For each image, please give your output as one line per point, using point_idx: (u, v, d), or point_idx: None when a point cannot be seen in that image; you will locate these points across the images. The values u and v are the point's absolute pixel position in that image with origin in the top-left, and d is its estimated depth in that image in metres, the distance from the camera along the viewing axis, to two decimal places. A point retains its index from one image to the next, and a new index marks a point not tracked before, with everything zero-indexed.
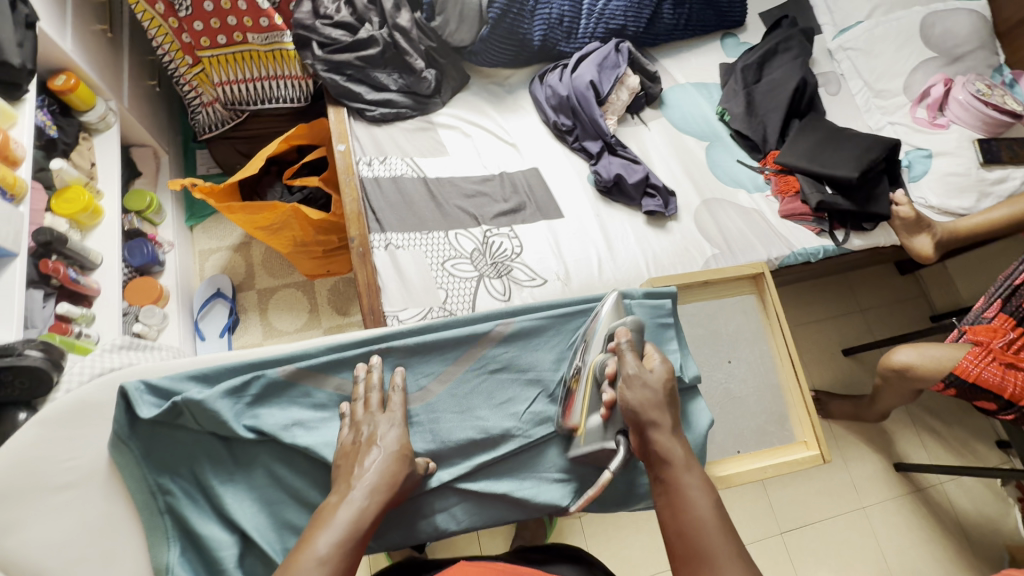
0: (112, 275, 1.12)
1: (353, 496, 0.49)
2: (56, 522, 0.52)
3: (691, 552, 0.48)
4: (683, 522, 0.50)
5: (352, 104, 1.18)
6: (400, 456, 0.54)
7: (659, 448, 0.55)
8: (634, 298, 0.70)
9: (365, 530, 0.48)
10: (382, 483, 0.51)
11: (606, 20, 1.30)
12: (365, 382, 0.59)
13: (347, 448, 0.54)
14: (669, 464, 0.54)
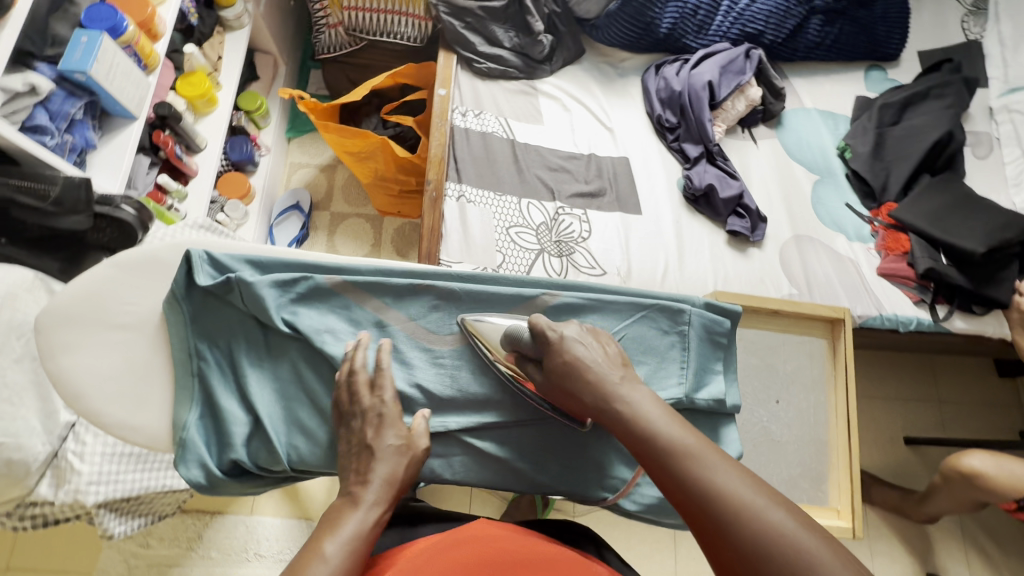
0: (211, 161, 1.19)
1: (363, 500, 0.50)
2: (103, 356, 0.56)
3: (703, 510, 0.43)
4: (694, 495, 0.44)
5: (463, 52, 1.17)
6: (410, 457, 0.53)
7: (633, 425, 0.48)
8: (695, 306, 0.63)
9: (372, 530, 0.49)
10: (391, 479, 0.51)
11: (743, 22, 1.21)
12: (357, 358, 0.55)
13: (358, 444, 0.53)
14: (649, 437, 0.47)
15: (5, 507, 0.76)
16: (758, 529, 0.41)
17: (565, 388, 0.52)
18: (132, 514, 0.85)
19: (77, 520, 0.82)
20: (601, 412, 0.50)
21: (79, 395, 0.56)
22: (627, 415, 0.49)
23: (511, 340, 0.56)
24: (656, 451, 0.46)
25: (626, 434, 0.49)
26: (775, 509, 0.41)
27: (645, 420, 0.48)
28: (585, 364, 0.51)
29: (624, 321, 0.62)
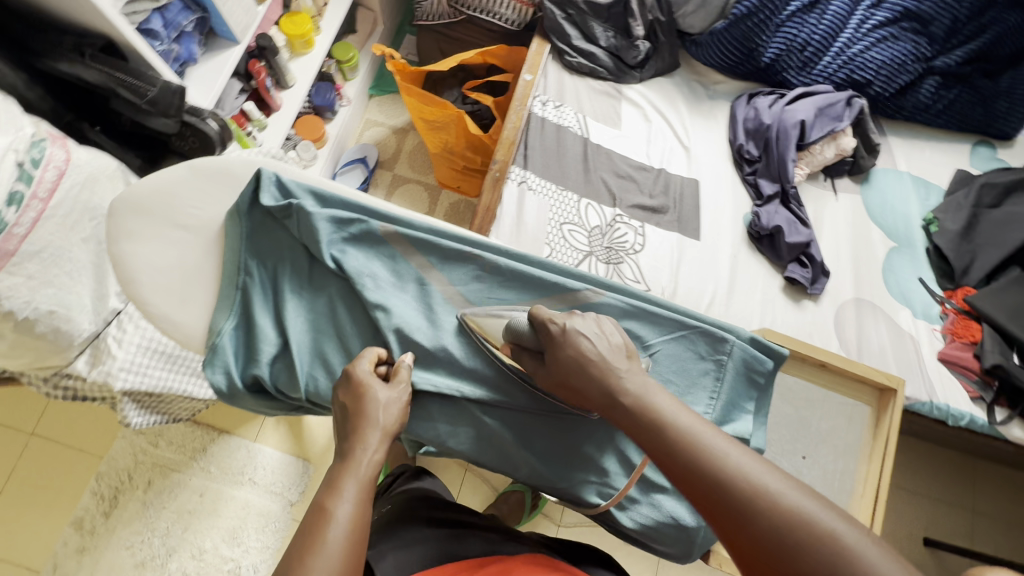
0: (296, 99, 1.22)
1: (361, 457, 0.50)
2: (161, 250, 0.59)
3: (716, 495, 0.41)
4: (707, 481, 0.42)
5: (557, 42, 1.16)
6: (396, 414, 0.53)
7: (642, 416, 0.47)
8: (740, 339, 0.60)
9: (370, 475, 0.49)
10: (383, 430, 0.52)
11: (852, 68, 1.14)
12: (370, 359, 0.55)
13: (344, 406, 0.53)
14: (658, 427, 0.46)
15: (44, 372, 0.81)
16: (775, 511, 0.39)
17: (568, 378, 0.51)
18: (150, 409, 0.89)
19: (100, 402, 0.86)
20: (608, 404, 0.49)
21: (131, 280, 0.58)
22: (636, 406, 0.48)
23: (512, 332, 0.55)
24: (664, 441, 0.45)
25: (634, 425, 0.48)
26: (792, 489, 0.40)
27: (655, 410, 0.47)
28: (587, 352, 0.51)
29: (660, 336, 0.60)
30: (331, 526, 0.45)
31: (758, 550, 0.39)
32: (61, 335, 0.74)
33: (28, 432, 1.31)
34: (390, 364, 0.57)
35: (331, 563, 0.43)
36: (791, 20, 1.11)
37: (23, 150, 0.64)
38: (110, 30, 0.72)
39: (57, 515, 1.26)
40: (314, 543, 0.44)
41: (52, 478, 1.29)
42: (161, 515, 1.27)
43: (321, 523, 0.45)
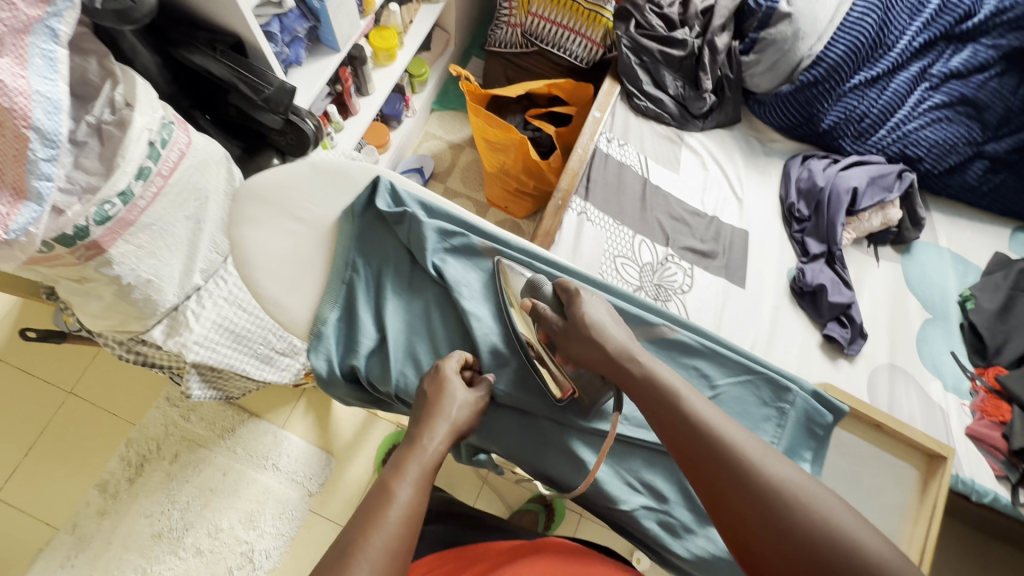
0: (373, 106, 1.28)
1: (427, 445, 0.51)
2: (277, 238, 0.63)
3: (713, 461, 0.47)
4: (707, 448, 0.48)
5: (627, 85, 1.22)
6: (467, 414, 0.55)
7: (655, 390, 0.52)
8: (802, 390, 0.63)
9: (433, 466, 0.50)
10: (452, 425, 0.53)
11: (906, 143, 1.18)
12: (456, 359, 0.58)
13: (425, 394, 0.55)
14: (668, 401, 0.51)
15: (122, 335, 0.85)
16: (764, 481, 0.45)
17: (585, 345, 0.56)
18: (210, 383, 0.92)
19: (166, 371, 0.90)
20: (624, 375, 0.55)
21: (246, 263, 0.62)
22: (650, 380, 0.53)
23: (531, 289, 0.61)
24: (674, 415, 0.50)
25: (644, 398, 0.53)
26: (781, 463, 0.46)
27: (665, 384, 0.52)
28: (597, 320, 0.57)
29: (727, 377, 0.63)
30: (391, 507, 0.45)
31: (749, 509, 0.44)
32: (148, 303, 0.78)
33: (66, 390, 1.35)
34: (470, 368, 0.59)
35: (387, 545, 0.43)
36: (853, 92, 1.16)
37: (156, 130, 0.69)
38: (243, 30, 0.78)
39: (83, 476, 1.29)
40: (375, 520, 0.44)
41: (83, 438, 1.32)
42: (183, 489, 1.29)
43: (384, 502, 0.45)
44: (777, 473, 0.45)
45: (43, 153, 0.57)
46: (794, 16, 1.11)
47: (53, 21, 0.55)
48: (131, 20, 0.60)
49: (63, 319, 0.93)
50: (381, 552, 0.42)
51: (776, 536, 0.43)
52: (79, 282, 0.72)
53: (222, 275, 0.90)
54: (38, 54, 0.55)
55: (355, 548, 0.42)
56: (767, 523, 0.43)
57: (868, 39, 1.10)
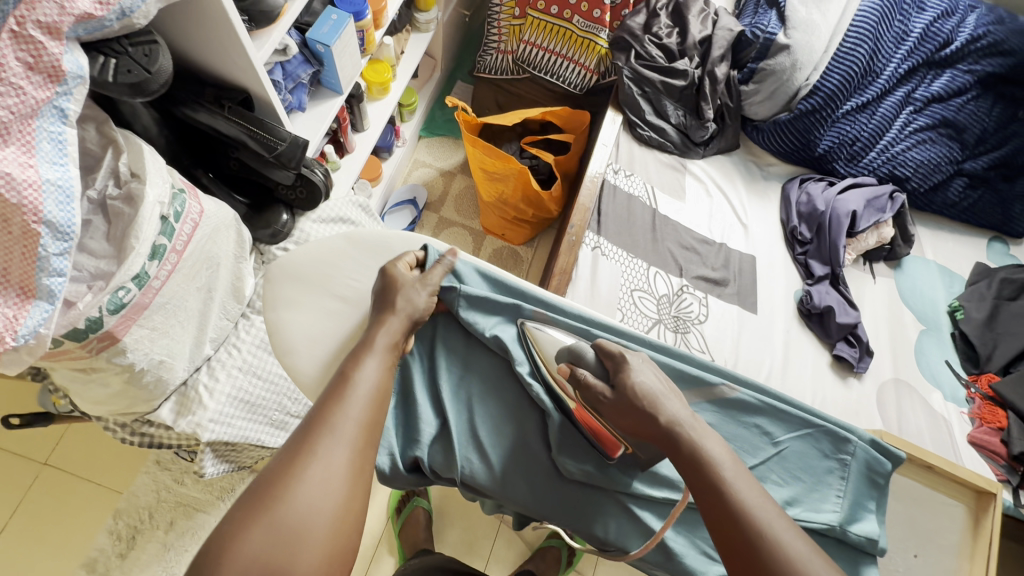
0: (368, 142, 1.22)
1: (385, 332, 0.54)
2: (318, 320, 0.60)
3: (755, 555, 0.45)
4: (751, 539, 0.45)
5: (630, 115, 1.22)
6: (423, 306, 0.58)
7: (699, 463, 0.49)
8: (860, 440, 0.63)
9: (393, 346, 0.53)
10: (409, 317, 0.56)
11: (895, 163, 1.22)
12: (404, 262, 0.60)
13: (380, 291, 0.57)
14: (715, 478, 0.48)
15: (125, 418, 0.77)
16: None
17: (628, 409, 0.53)
18: (224, 458, 0.86)
19: (174, 449, 0.83)
20: (667, 444, 0.51)
21: (289, 351, 0.58)
22: (697, 451, 0.50)
23: (572, 354, 0.58)
24: (719, 496, 0.47)
25: (687, 465, 0.50)
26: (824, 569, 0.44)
27: (710, 459, 0.49)
28: (648, 386, 0.53)
29: (788, 433, 0.63)
30: (354, 384, 0.49)
31: None
32: (160, 384, 0.72)
33: (41, 461, 1.23)
34: (421, 264, 0.62)
35: (354, 419, 0.46)
36: (845, 117, 1.21)
37: (168, 203, 0.64)
38: (253, 86, 0.73)
39: (66, 555, 1.17)
40: (340, 402, 0.47)
41: (63, 514, 1.20)
42: (182, 559, 1.20)
43: (345, 383, 0.48)
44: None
45: (55, 248, 0.50)
46: (792, 48, 1.15)
47: (63, 101, 0.49)
48: (146, 92, 0.55)
49: (50, 400, 0.85)
50: (350, 426, 0.46)
51: None
52: (83, 373, 0.66)
53: (233, 341, 0.84)
54: (46, 138, 0.49)
55: (323, 424, 0.45)
56: None
57: (860, 69, 1.15)
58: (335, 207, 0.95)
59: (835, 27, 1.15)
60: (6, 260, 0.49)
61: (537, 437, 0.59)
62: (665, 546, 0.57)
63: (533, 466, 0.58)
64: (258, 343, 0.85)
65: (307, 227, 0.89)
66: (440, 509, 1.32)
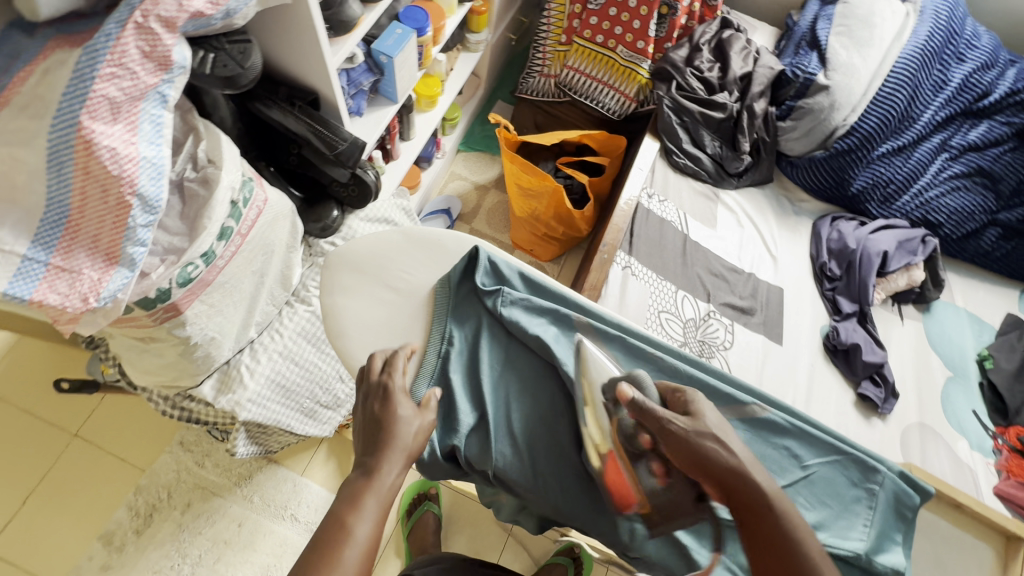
0: (413, 151, 1.28)
1: (383, 478, 0.50)
2: (372, 308, 0.65)
3: None
4: None
5: (668, 142, 1.26)
6: (417, 434, 0.54)
7: (789, 541, 0.48)
8: (889, 470, 0.63)
9: (392, 491, 0.50)
10: (406, 455, 0.52)
11: (928, 209, 1.23)
12: (400, 377, 0.57)
13: (374, 418, 0.54)
14: (797, 553, 0.47)
15: (169, 391, 0.81)
16: None
17: (709, 473, 0.51)
18: (254, 440, 0.89)
19: (210, 426, 0.86)
20: (761, 518, 0.49)
21: (341, 334, 0.64)
22: (787, 525, 0.49)
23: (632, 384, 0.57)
24: (794, 557, 0.47)
25: (776, 544, 0.48)
26: None
27: (784, 519, 0.49)
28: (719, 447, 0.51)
29: (817, 457, 0.64)
30: (349, 546, 0.45)
31: None
32: (207, 360, 0.76)
33: (72, 432, 1.27)
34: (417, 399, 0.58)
35: None
36: (880, 159, 1.22)
37: (239, 189, 0.68)
38: (323, 88, 0.78)
39: (85, 527, 1.20)
40: (332, 562, 0.44)
41: (87, 485, 1.24)
42: (195, 541, 1.22)
43: (339, 538, 0.45)
44: None
45: (142, 219, 0.54)
46: (831, 89, 1.18)
47: (165, 87, 0.53)
48: (236, 86, 0.60)
49: (99, 369, 0.89)
50: None
51: None
52: (142, 342, 0.70)
53: (276, 327, 0.88)
54: (146, 120, 0.53)
55: None
56: None
57: (898, 113, 1.18)
58: (378, 207, 1.00)
59: (875, 71, 1.18)
60: (98, 226, 0.53)
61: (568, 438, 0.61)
62: (689, 557, 0.57)
63: (563, 460, 0.60)
64: (299, 331, 0.89)
65: (354, 226, 0.95)
66: (449, 515, 1.32)
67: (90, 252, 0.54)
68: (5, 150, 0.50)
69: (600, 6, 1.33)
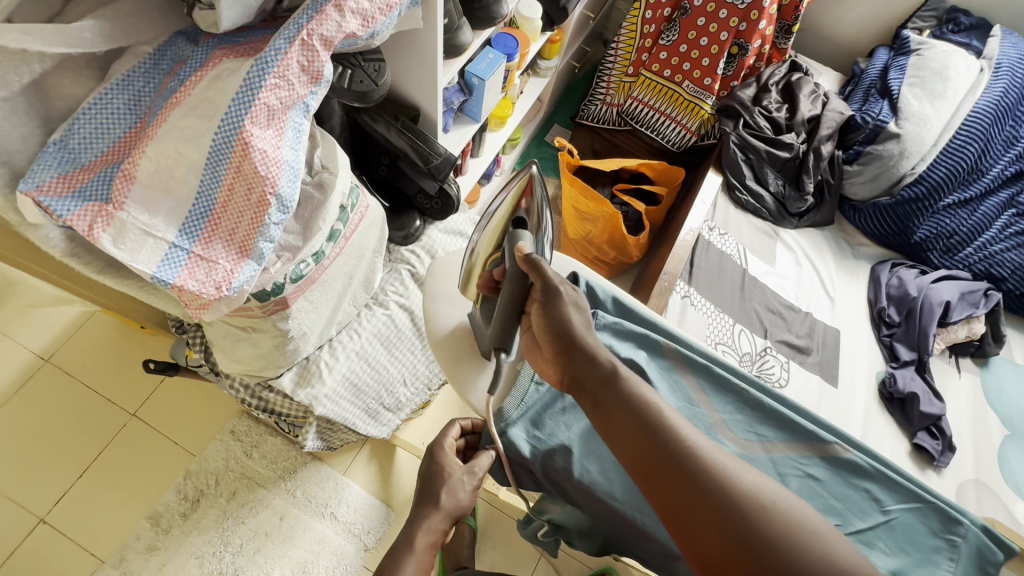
0: (480, 168, 1.32)
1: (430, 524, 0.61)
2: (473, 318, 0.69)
3: (667, 459, 0.48)
4: (665, 444, 0.49)
5: (731, 178, 1.28)
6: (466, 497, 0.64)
7: (630, 402, 0.52)
8: (973, 523, 0.63)
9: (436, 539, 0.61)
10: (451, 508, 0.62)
11: (992, 262, 1.21)
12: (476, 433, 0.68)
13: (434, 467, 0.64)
14: (637, 402, 0.52)
15: (251, 381, 0.85)
16: (736, 486, 0.45)
17: (559, 345, 0.57)
18: (320, 435, 0.93)
19: (283, 418, 0.90)
20: (605, 388, 0.54)
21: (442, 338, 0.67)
22: (627, 389, 0.53)
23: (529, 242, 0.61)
24: (634, 404, 0.52)
25: (615, 406, 0.52)
26: (747, 476, 0.46)
27: (623, 376, 0.54)
28: (572, 321, 0.57)
29: (898, 503, 0.64)
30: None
31: (706, 504, 0.45)
32: (293, 353, 0.79)
33: (130, 411, 1.29)
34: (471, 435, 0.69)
35: None
36: (945, 210, 1.23)
37: (348, 195, 0.72)
38: (425, 104, 0.83)
39: (135, 506, 1.21)
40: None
41: (140, 465, 1.25)
42: (238, 530, 1.22)
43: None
44: (749, 482, 0.46)
45: (275, 217, 0.58)
46: (902, 137, 1.20)
47: (310, 99, 0.57)
48: (368, 100, 0.65)
49: (184, 352, 0.93)
50: None
51: (738, 532, 0.43)
52: (243, 331, 0.73)
53: (354, 327, 0.92)
54: (290, 127, 0.57)
55: None
56: (723, 514, 0.44)
57: (967, 166, 1.19)
58: (453, 222, 1.03)
59: (946, 124, 1.20)
60: (237, 220, 0.57)
61: None
62: None
63: None
64: (375, 333, 0.93)
65: (431, 237, 0.99)
66: (484, 530, 1.31)
67: (226, 244, 0.57)
68: (171, 145, 0.54)
69: (672, 42, 1.37)
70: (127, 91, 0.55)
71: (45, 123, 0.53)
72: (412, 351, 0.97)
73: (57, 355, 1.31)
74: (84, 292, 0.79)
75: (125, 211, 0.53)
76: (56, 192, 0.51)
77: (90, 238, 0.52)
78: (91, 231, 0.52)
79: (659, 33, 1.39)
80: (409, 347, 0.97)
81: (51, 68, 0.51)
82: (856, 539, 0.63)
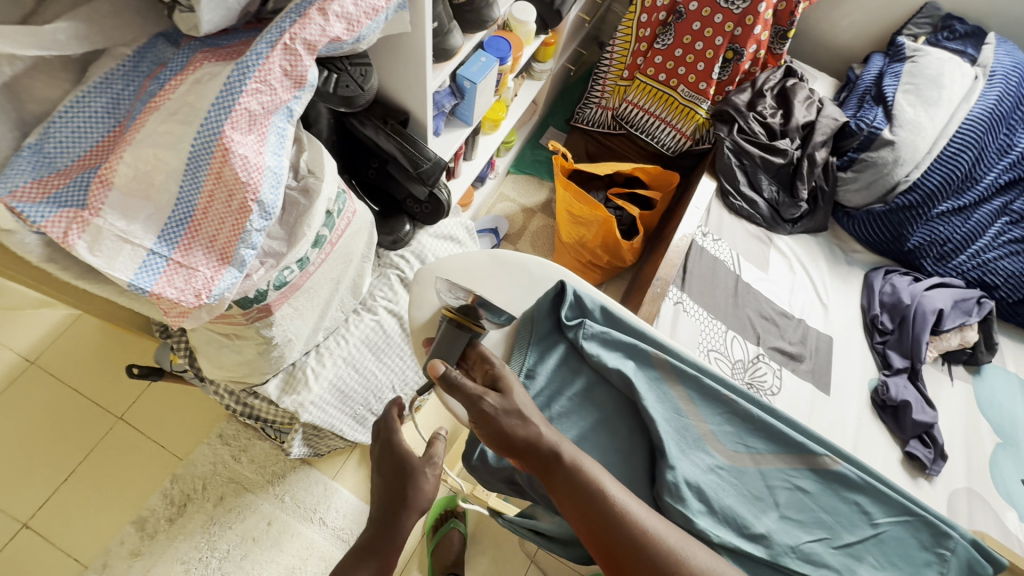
0: (472, 170, 1.31)
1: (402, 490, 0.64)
2: None
3: (627, 545, 0.51)
4: (624, 531, 0.51)
5: (726, 183, 1.28)
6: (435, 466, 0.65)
7: (585, 492, 0.53)
8: (961, 536, 0.62)
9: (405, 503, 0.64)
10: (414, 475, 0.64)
11: (985, 270, 1.21)
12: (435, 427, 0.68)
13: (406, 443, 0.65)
14: (591, 487, 0.53)
15: (236, 387, 0.84)
16: (690, 566, 0.51)
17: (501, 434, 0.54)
18: (306, 442, 0.91)
19: (268, 424, 0.90)
20: (556, 475, 0.54)
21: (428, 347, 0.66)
22: (581, 477, 0.53)
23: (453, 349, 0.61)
24: (588, 494, 0.53)
25: (569, 497, 0.53)
26: (696, 552, 0.52)
27: (573, 461, 0.54)
28: (515, 409, 0.55)
29: (887, 516, 0.64)
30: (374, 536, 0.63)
31: None
32: (278, 359, 0.78)
33: (116, 415, 1.28)
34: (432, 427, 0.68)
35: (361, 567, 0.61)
36: (938, 218, 1.23)
37: (334, 200, 0.71)
38: (414, 108, 0.82)
39: (120, 510, 1.20)
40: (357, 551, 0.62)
41: (126, 469, 1.23)
42: (225, 535, 1.21)
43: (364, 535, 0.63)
44: (699, 558, 0.51)
45: (257, 224, 0.56)
46: (896, 145, 1.20)
47: (294, 103, 0.56)
48: (353, 105, 0.64)
49: (169, 357, 0.92)
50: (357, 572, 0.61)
51: None
52: (226, 337, 0.72)
53: (342, 332, 0.91)
54: (273, 132, 0.56)
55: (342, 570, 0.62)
56: None
57: (961, 173, 1.19)
58: (443, 226, 1.03)
59: (940, 131, 1.20)
60: (218, 226, 0.56)
61: (642, 470, 0.64)
62: None
63: (637, 490, 0.63)
64: (363, 339, 0.92)
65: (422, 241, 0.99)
66: (473, 535, 1.26)
67: (206, 251, 0.56)
68: (149, 150, 0.53)
69: (667, 46, 1.36)
70: (106, 94, 0.54)
71: (20, 127, 0.52)
72: (400, 357, 0.96)
73: (43, 357, 1.29)
74: (65, 297, 0.77)
75: (101, 217, 0.51)
76: (30, 198, 0.49)
77: (65, 244, 0.50)
78: (65, 237, 0.50)
79: (654, 37, 1.38)
80: (397, 353, 0.96)
81: (26, 70, 0.50)
82: (844, 552, 0.62)
